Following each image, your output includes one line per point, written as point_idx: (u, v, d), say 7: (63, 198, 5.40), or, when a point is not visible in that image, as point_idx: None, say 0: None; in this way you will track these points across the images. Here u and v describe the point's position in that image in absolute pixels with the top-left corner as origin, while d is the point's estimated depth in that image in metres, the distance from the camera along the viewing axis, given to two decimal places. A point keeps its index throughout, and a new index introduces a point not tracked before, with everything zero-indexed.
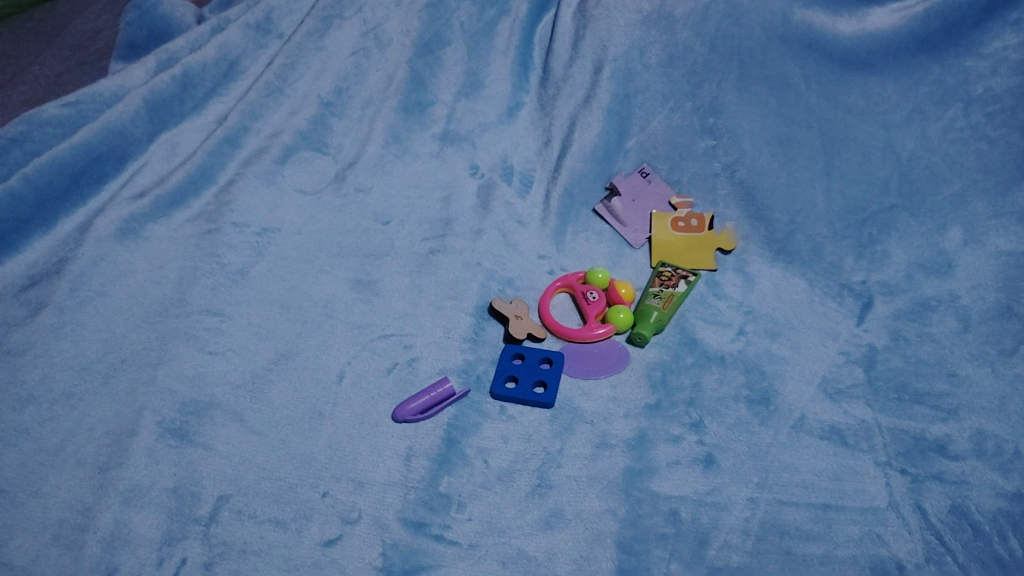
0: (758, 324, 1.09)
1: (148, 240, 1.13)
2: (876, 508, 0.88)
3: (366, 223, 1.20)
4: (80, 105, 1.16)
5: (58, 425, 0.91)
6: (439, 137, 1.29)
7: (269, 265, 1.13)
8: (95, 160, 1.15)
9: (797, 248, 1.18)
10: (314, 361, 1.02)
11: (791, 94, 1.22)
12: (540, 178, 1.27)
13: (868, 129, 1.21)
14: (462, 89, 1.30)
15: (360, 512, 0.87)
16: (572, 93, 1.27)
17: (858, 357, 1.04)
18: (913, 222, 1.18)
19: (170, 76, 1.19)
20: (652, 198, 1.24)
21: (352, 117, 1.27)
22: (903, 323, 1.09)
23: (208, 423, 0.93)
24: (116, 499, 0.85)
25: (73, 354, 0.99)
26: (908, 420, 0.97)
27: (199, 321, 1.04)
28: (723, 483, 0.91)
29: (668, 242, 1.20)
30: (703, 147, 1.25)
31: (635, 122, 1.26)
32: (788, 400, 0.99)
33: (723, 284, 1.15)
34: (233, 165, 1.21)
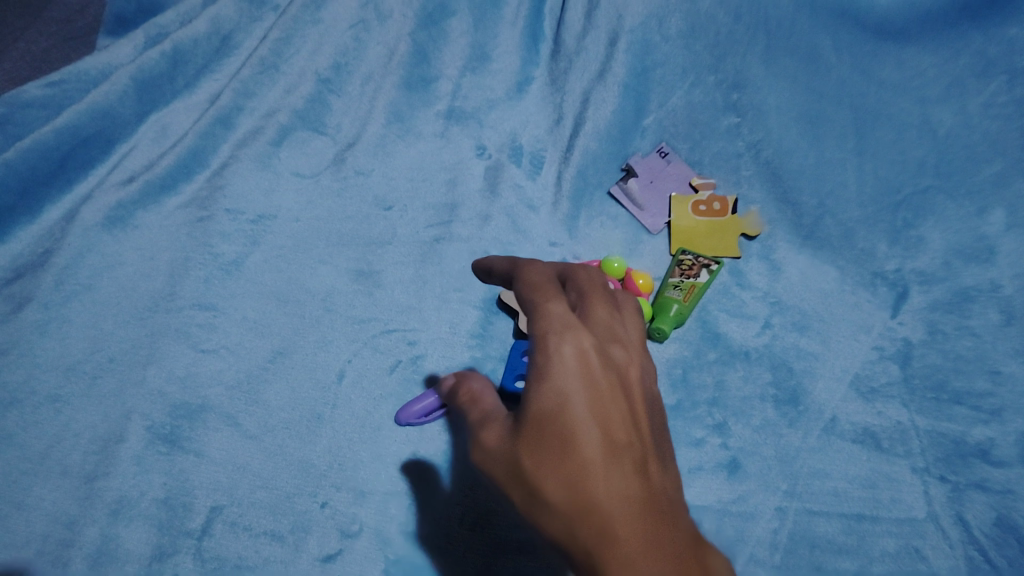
0: (785, 316, 1.04)
1: (137, 229, 1.06)
2: (914, 519, 0.85)
3: (366, 209, 1.12)
4: (64, 85, 1.10)
5: (43, 430, 0.87)
6: (444, 115, 1.21)
7: (264, 256, 1.06)
8: (82, 143, 1.08)
9: (827, 233, 1.12)
10: (312, 360, 0.97)
11: (822, 66, 1.12)
12: (552, 159, 1.19)
13: (902, 104, 1.11)
14: (468, 63, 1.23)
15: (360, 524, 0.85)
16: (585, 68, 1.21)
17: (892, 353, 1.00)
18: (951, 205, 1.08)
19: (159, 52, 1.11)
20: (672, 179, 1.17)
21: (352, 94, 1.20)
22: (940, 315, 1.03)
23: (201, 427, 0.89)
24: (103, 512, 0.82)
25: (59, 354, 0.93)
26: (947, 423, 0.93)
27: (191, 316, 0.99)
28: (748, 491, 0.87)
29: (687, 226, 1.12)
30: (727, 124, 1.18)
31: (653, 98, 1.20)
32: (818, 399, 0.95)
33: (748, 273, 1.09)
34: (226, 147, 1.14)
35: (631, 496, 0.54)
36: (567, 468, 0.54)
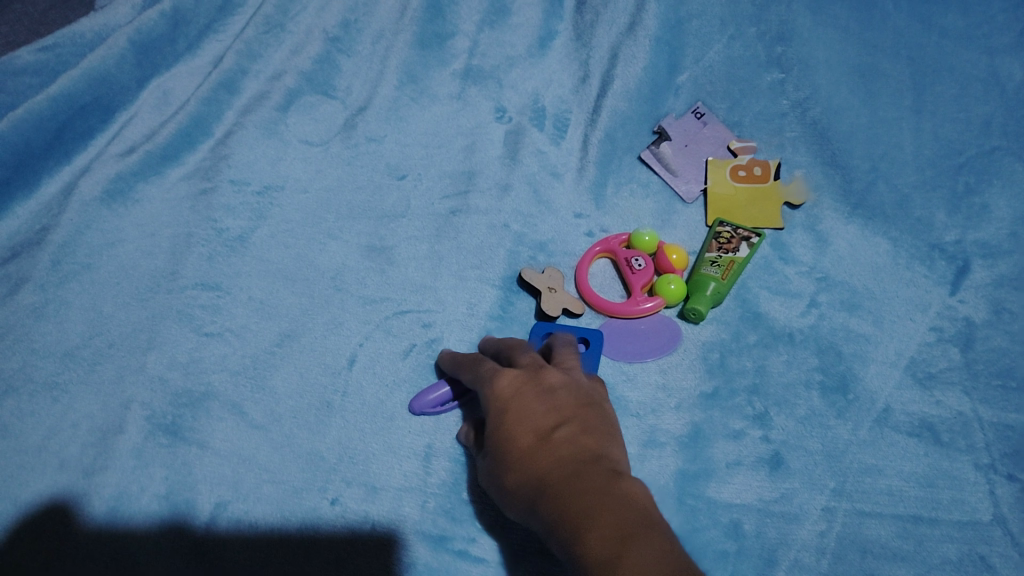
0: (832, 294, 0.95)
1: (138, 204, 1.00)
2: (978, 522, 0.79)
3: (378, 178, 1.05)
4: (58, 49, 1.02)
5: (38, 421, 0.82)
6: (461, 75, 1.12)
7: (271, 231, 0.99)
8: (79, 112, 1.01)
9: (879, 201, 1.02)
10: (322, 344, 0.91)
11: (877, 16, 1.05)
12: (577, 121, 1.09)
13: (966, 56, 1.04)
14: (487, 17, 1.14)
15: (373, 524, 0.80)
16: (613, 20, 1.11)
17: (953, 335, 0.92)
18: (1019, 166, 1.01)
19: (159, 12, 1.04)
20: (708, 142, 1.07)
21: (362, 54, 1.11)
22: (1006, 292, 0.94)
23: (204, 417, 0.85)
24: (102, 509, 0.78)
25: (56, 339, 0.88)
26: (1015, 414, 0.86)
27: (194, 297, 0.93)
28: (793, 489, 0.81)
29: (725, 194, 1.03)
30: (770, 81, 1.08)
31: (688, 53, 1.10)
32: (870, 387, 0.88)
33: (791, 245, 0.99)
34: (231, 114, 1.06)
35: (556, 453, 0.64)
36: (512, 459, 0.66)
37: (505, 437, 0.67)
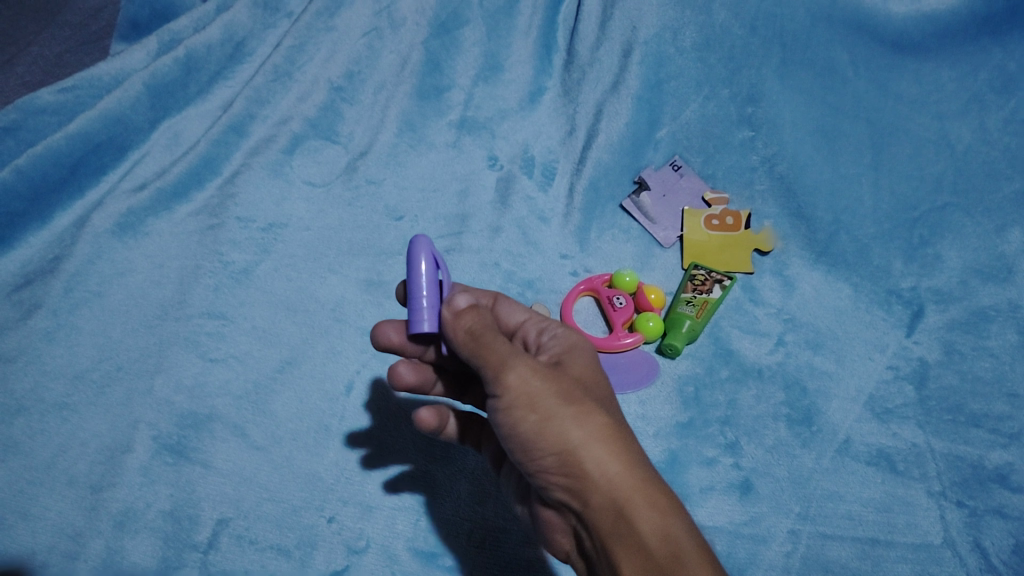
0: (798, 333, 1.03)
1: (148, 236, 1.04)
2: (930, 545, 0.88)
3: (377, 219, 1.11)
4: (77, 92, 1.07)
5: (49, 439, 0.88)
6: (456, 124, 1.20)
7: (275, 264, 1.05)
8: (93, 150, 1.06)
9: (842, 249, 1.10)
10: (321, 371, 0.97)
11: (838, 81, 1.14)
12: (564, 170, 1.18)
13: (919, 120, 1.12)
14: (481, 72, 1.21)
15: (367, 540, 0.86)
16: (598, 79, 1.20)
17: (908, 373, 1.00)
18: (969, 222, 1.09)
19: (173, 59, 1.09)
20: (685, 193, 1.16)
21: (363, 102, 1.18)
22: (957, 335, 1.03)
23: (208, 438, 0.90)
24: (109, 524, 0.83)
25: (67, 362, 0.93)
26: (964, 445, 0.94)
27: (200, 325, 0.98)
28: (762, 513, 0.88)
29: (700, 241, 1.11)
30: (741, 138, 1.17)
31: (667, 110, 1.19)
32: (832, 420, 0.96)
33: (761, 289, 1.08)
34: (238, 155, 1.12)
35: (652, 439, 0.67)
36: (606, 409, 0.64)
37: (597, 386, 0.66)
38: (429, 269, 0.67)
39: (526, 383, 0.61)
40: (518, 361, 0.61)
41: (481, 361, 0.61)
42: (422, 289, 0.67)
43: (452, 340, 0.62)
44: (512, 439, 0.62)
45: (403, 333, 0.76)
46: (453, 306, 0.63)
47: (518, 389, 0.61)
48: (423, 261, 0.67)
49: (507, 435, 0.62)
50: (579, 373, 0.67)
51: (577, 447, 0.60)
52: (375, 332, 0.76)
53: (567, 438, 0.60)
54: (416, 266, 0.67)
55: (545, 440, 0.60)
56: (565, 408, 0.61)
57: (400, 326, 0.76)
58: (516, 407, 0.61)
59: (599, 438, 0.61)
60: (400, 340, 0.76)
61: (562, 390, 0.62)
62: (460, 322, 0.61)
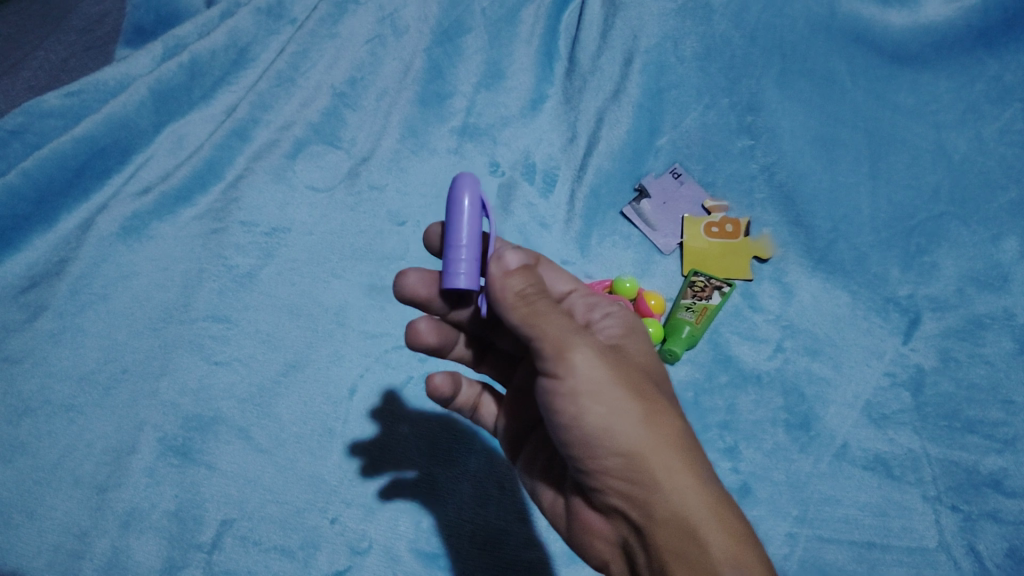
0: (797, 340, 1.05)
1: (152, 240, 1.05)
2: (925, 548, 0.89)
3: (381, 224, 1.12)
4: (83, 95, 1.07)
5: (55, 440, 0.89)
6: (458, 131, 1.21)
7: (279, 268, 1.06)
8: (100, 154, 1.07)
9: (840, 257, 1.12)
10: (324, 374, 0.98)
11: (836, 91, 1.15)
12: (565, 176, 1.19)
13: (917, 130, 1.13)
14: (483, 80, 1.23)
15: (370, 541, 0.87)
16: (599, 87, 1.22)
17: (905, 379, 1.01)
18: (965, 231, 1.10)
19: (178, 64, 1.10)
20: (684, 200, 1.17)
21: (367, 109, 1.19)
22: (953, 342, 1.04)
23: (212, 440, 0.91)
24: (115, 523, 0.84)
25: (72, 364, 0.94)
26: (959, 451, 0.96)
27: (205, 328, 0.99)
28: (760, 515, 0.90)
29: (700, 248, 1.12)
30: (740, 146, 1.18)
31: (667, 118, 1.20)
32: (830, 425, 0.98)
33: (760, 295, 1.09)
34: (243, 159, 1.13)
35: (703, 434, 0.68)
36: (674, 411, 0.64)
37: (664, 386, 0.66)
38: (472, 214, 0.68)
39: (590, 370, 0.61)
40: (579, 342, 0.62)
41: (539, 338, 0.61)
42: (462, 237, 0.67)
43: (503, 306, 0.63)
44: (569, 428, 0.61)
45: (431, 288, 0.75)
46: (503, 265, 0.64)
47: (586, 377, 0.60)
48: (467, 205, 0.68)
49: (565, 424, 0.62)
50: (646, 368, 0.66)
51: (642, 445, 0.61)
52: (397, 279, 0.75)
53: (632, 434, 0.61)
54: (459, 210, 0.68)
55: (608, 433, 0.60)
56: (629, 399, 0.62)
57: (428, 278, 0.75)
58: (580, 395, 0.61)
59: (663, 437, 0.62)
60: (427, 295, 0.75)
61: (622, 380, 0.62)
62: (512, 284, 0.63)
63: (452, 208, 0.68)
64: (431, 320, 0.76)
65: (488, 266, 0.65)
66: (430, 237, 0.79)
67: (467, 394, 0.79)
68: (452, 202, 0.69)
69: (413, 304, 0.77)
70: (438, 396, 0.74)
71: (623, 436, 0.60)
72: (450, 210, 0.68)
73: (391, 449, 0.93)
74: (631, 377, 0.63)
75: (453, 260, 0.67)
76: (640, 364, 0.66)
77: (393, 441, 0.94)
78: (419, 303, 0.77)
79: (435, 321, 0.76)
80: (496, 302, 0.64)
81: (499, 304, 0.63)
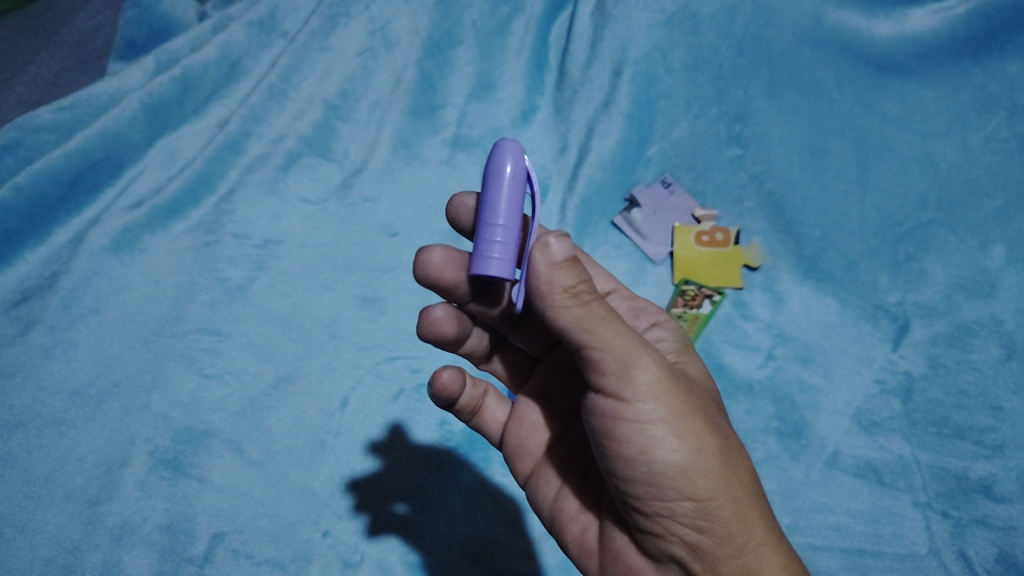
0: (788, 348, 1.07)
1: (144, 253, 1.05)
2: (916, 555, 0.91)
3: (372, 235, 1.13)
4: (75, 109, 1.07)
5: (46, 454, 0.88)
6: (450, 142, 1.22)
7: (271, 280, 1.06)
8: (91, 167, 1.07)
9: (829, 265, 1.13)
10: (316, 387, 0.98)
11: (824, 100, 1.16)
12: (556, 187, 1.19)
13: (904, 138, 1.14)
14: (474, 91, 1.23)
15: (362, 554, 0.88)
16: (589, 98, 1.22)
17: (894, 387, 1.03)
18: (952, 239, 1.11)
19: (170, 78, 1.10)
20: (675, 210, 1.17)
21: (358, 121, 1.19)
22: (942, 349, 1.05)
23: (204, 453, 0.91)
24: (106, 537, 0.85)
25: (63, 377, 0.94)
26: (949, 457, 0.97)
27: (196, 341, 0.99)
28: None
29: (690, 257, 1.13)
30: (730, 155, 1.19)
31: (657, 128, 1.21)
32: (821, 433, 1.00)
33: (751, 304, 1.11)
34: (234, 172, 1.13)
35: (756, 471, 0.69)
36: (738, 455, 0.65)
37: (727, 428, 0.67)
38: (512, 190, 0.65)
39: (661, 399, 0.60)
40: (649, 366, 0.60)
41: (606, 354, 0.59)
42: (499, 214, 0.65)
43: (557, 307, 0.60)
44: (636, 461, 0.60)
45: (458, 273, 0.73)
46: (550, 255, 0.59)
47: (657, 408, 0.60)
48: (508, 174, 0.65)
49: (631, 456, 0.60)
50: (709, 405, 0.67)
51: (712, 490, 0.61)
52: (421, 256, 0.72)
53: (703, 475, 0.60)
54: (500, 181, 0.65)
55: (682, 473, 0.60)
56: (699, 435, 0.61)
57: (455, 261, 0.72)
58: (651, 425, 0.60)
59: (730, 482, 0.62)
60: (453, 280, 0.73)
61: (691, 411, 0.62)
62: (561, 280, 0.59)
63: (492, 178, 0.66)
64: (447, 307, 0.74)
65: (533, 256, 0.60)
66: (458, 211, 0.77)
67: (474, 392, 0.77)
68: (493, 170, 0.66)
69: (431, 287, 0.74)
70: (445, 392, 0.72)
71: (695, 477, 0.60)
72: (490, 180, 0.65)
73: (384, 457, 0.94)
74: (698, 410, 0.63)
75: (487, 238, 0.65)
76: (700, 394, 0.66)
77: (388, 449, 0.95)
78: (439, 286, 0.74)
79: (452, 309, 0.74)
80: (540, 296, 0.60)
81: (549, 303, 0.60)
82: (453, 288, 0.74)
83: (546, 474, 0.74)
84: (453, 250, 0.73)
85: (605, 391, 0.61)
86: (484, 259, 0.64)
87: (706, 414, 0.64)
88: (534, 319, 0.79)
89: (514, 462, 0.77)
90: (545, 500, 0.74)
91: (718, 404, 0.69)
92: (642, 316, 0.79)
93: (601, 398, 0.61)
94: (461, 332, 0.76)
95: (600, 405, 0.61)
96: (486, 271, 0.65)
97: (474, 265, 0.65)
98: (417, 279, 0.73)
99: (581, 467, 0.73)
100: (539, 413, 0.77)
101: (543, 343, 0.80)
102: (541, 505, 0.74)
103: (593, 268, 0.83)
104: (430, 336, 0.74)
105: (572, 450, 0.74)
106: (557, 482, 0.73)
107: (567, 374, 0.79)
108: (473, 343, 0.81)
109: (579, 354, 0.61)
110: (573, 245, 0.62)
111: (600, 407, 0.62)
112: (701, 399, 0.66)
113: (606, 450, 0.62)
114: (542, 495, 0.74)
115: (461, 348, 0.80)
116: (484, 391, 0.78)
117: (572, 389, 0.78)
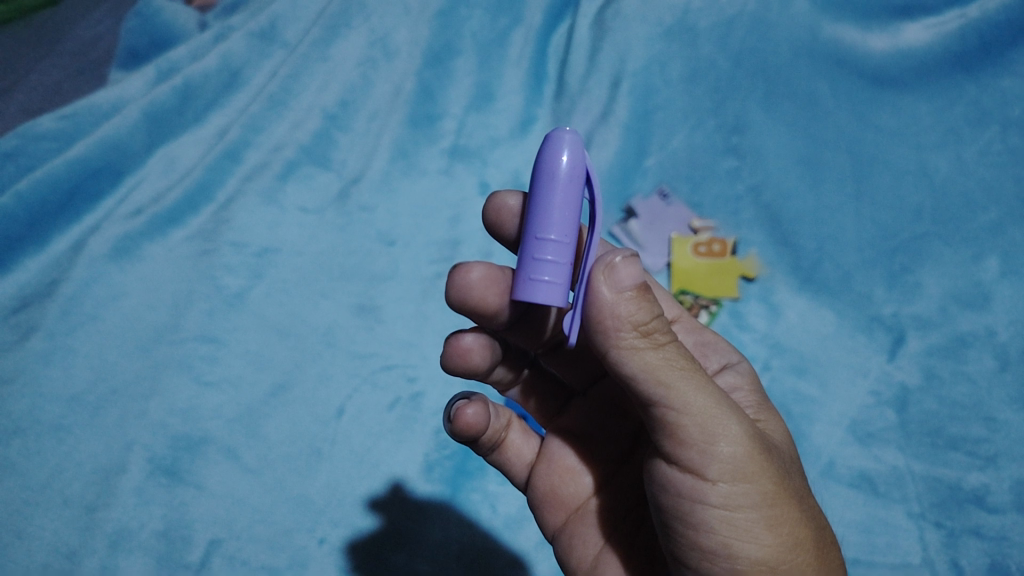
0: (783, 359, 1.08)
1: (143, 261, 1.05)
2: (910, 564, 0.92)
3: (369, 245, 1.13)
4: (76, 118, 1.08)
5: (45, 459, 0.89)
6: (448, 151, 1.22)
7: (269, 289, 1.06)
8: (92, 175, 1.08)
9: (825, 277, 1.13)
10: (313, 394, 0.99)
11: (819, 113, 1.18)
12: None
13: (899, 151, 1.15)
14: (474, 101, 1.24)
15: (355, 562, 0.89)
16: (588, 109, 1.24)
17: (889, 398, 1.04)
18: (948, 251, 1.11)
19: (171, 87, 1.11)
20: (672, 220, 1.17)
21: (357, 131, 1.20)
22: (937, 360, 1.05)
23: (201, 460, 0.92)
24: (104, 543, 0.85)
25: (61, 384, 0.94)
26: (942, 468, 0.98)
27: (194, 348, 0.99)
28: None
29: (688, 267, 1.14)
30: (726, 167, 1.20)
31: (655, 140, 1.22)
32: (816, 443, 1.01)
33: (747, 315, 1.12)
34: (234, 181, 1.14)
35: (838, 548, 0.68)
36: (826, 537, 0.63)
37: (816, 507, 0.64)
38: (568, 196, 0.61)
39: (750, 480, 0.57)
40: (738, 441, 0.57)
41: (686, 419, 0.56)
42: (551, 227, 0.61)
43: (628, 352, 0.56)
44: (716, 554, 0.57)
45: (500, 296, 0.72)
46: (616, 282, 0.56)
47: (748, 493, 0.57)
48: (564, 175, 0.61)
49: (710, 547, 0.57)
50: (800, 480, 0.64)
51: None
52: (459, 276, 0.71)
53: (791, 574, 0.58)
54: (554, 184, 0.61)
55: (768, 571, 0.57)
56: (790, 525, 0.59)
57: (494, 283, 0.71)
58: (736, 511, 0.57)
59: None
60: (493, 303, 0.72)
61: (782, 495, 0.59)
62: (630, 313, 0.56)
63: (545, 179, 0.62)
64: (478, 335, 0.74)
65: (597, 282, 0.56)
66: (503, 216, 0.75)
67: (498, 425, 0.77)
68: (546, 171, 0.62)
69: (467, 312, 0.73)
70: (468, 431, 0.71)
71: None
72: (544, 183, 0.62)
73: (383, 511, 0.92)
74: (789, 491, 0.60)
75: (536, 256, 0.61)
76: (788, 466, 0.63)
77: (390, 501, 0.93)
78: (477, 311, 0.72)
79: (484, 337, 0.75)
80: (606, 333, 0.57)
81: (618, 345, 0.57)
82: (491, 315, 0.73)
83: (586, 529, 0.72)
84: (495, 270, 0.72)
85: (684, 464, 0.57)
86: (533, 281, 0.60)
87: (799, 495, 0.61)
88: (575, 350, 0.80)
89: (545, 511, 0.75)
90: (582, 561, 0.72)
91: (803, 474, 0.66)
92: (712, 356, 0.80)
93: (678, 471, 0.58)
94: (492, 356, 0.76)
95: (676, 478, 0.58)
96: (533, 295, 0.60)
97: (520, 287, 0.61)
98: (453, 302, 0.72)
99: (627, 527, 0.71)
100: (575, 458, 0.76)
101: (585, 376, 0.81)
102: (577, 566, 0.72)
103: (663, 297, 0.87)
104: (457, 366, 0.75)
105: (619, 505, 0.72)
106: (599, 540, 0.71)
107: (609, 413, 0.78)
108: (502, 372, 0.81)
109: (653, 415, 0.58)
110: (643, 271, 0.58)
111: (676, 480, 0.58)
112: (792, 474, 0.62)
113: (678, 530, 0.59)
114: (579, 555, 0.72)
115: (490, 376, 0.80)
116: (507, 423, 0.78)
117: (613, 434, 0.77)
